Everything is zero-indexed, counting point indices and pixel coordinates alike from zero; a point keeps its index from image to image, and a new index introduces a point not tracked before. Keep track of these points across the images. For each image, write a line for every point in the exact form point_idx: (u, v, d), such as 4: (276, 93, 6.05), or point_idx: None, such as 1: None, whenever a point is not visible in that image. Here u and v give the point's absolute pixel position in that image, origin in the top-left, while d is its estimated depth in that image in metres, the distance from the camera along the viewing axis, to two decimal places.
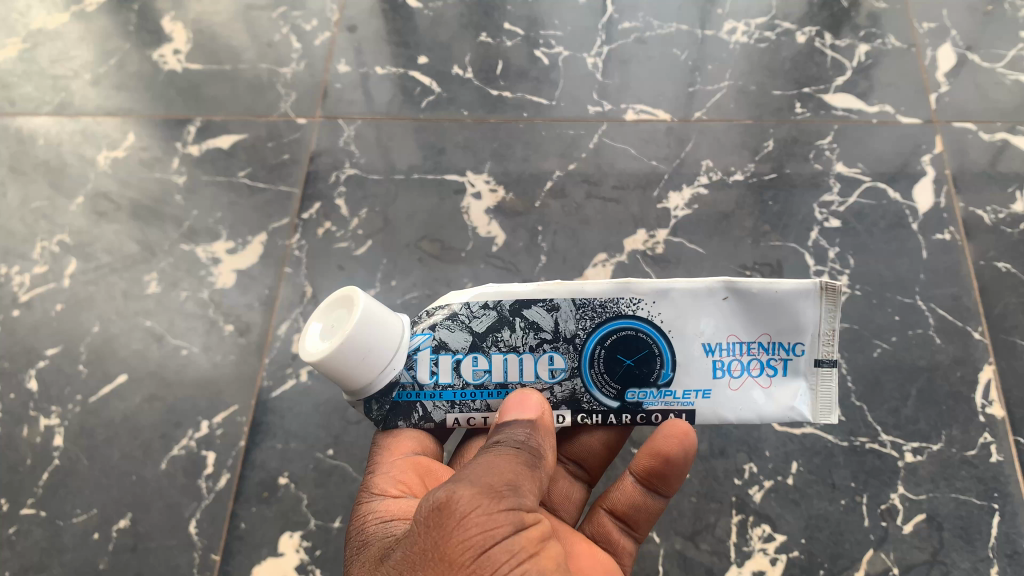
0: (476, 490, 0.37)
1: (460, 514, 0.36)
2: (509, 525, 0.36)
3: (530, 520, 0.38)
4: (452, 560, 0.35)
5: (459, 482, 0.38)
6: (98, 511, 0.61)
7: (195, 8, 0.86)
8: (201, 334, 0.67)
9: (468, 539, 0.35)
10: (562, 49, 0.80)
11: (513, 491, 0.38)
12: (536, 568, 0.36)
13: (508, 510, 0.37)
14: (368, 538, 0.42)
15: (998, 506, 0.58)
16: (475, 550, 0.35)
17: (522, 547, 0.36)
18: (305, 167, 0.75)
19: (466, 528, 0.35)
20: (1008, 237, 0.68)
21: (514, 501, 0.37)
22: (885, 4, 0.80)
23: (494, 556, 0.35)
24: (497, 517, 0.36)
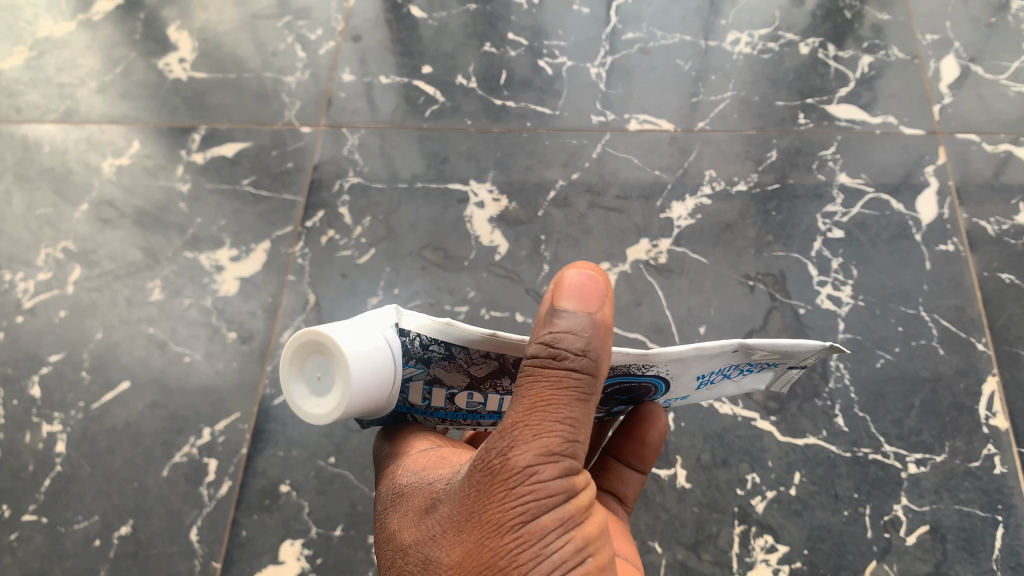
0: (534, 451, 0.35)
1: (514, 482, 0.35)
2: (562, 493, 0.36)
3: (580, 481, 0.37)
4: (497, 525, 0.36)
5: (515, 436, 0.36)
6: (99, 517, 0.61)
7: (201, 17, 0.86)
8: (204, 342, 0.67)
9: (519, 509, 0.35)
10: (565, 59, 0.81)
11: (569, 448, 0.36)
12: (580, 536, 0.37)
13: (563, 476, 0.36)
14: (407, 481, 0.42)
15: (1002, 518, 0.58)
16: (524, 518, 0.35)
17: (571, 513, 0.36)
18: (309, 176, 0.75)
19: (518, 498, 0.35)
20: (1011, 248, 0.68)
21: (569, 463, 0.36)
22: (888, 16, 0.81)
23: (544, 526, 0.36)
24: (551, 486, 0.36)
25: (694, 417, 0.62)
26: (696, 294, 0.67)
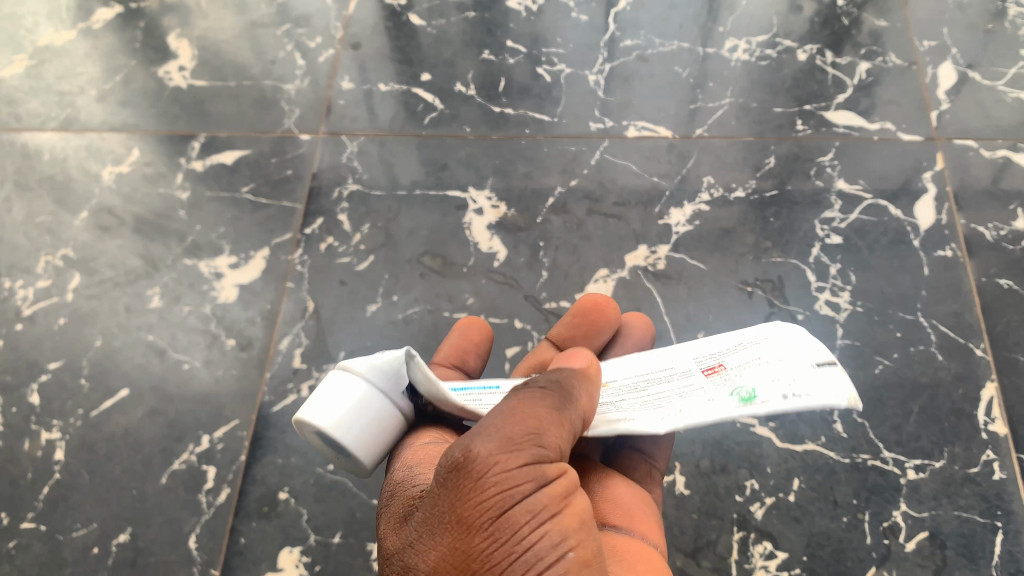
0: (496, 442, 0.35)
1: (478, 474, 0.35)
2: (531, 483, 0.35)
3: (554, 472, 0.36)
4: (468, 524, 0.35)
5: (479, 432, 0.36)
6: (98, 525, 0.61)
7: (201, 26, 0.87)
8: (203, 349, 0.67)
9: (485, 501, 0.35)
10: (564, 67, 0.81)
11: (535, 441, 0.36)
12: (556, 528, 0.35)
13: (529, 465, 0.35)
14: (395, 489, 0.42)
15: (1001, 524, 0.58)
16: (493, 513, 0.34)
17: (543, 506, 0.35)
18: (308, 183, 0.76)
19: (483, 489, 0.35)
20: (1010, 254, 0.68)
21: (535, 454, 0.36)
22: (886, 23, 0.81)
23: (514, 517, 0.34)
24: (517, 474, 0.35)
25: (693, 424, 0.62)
26: (695, 300, 0.67)
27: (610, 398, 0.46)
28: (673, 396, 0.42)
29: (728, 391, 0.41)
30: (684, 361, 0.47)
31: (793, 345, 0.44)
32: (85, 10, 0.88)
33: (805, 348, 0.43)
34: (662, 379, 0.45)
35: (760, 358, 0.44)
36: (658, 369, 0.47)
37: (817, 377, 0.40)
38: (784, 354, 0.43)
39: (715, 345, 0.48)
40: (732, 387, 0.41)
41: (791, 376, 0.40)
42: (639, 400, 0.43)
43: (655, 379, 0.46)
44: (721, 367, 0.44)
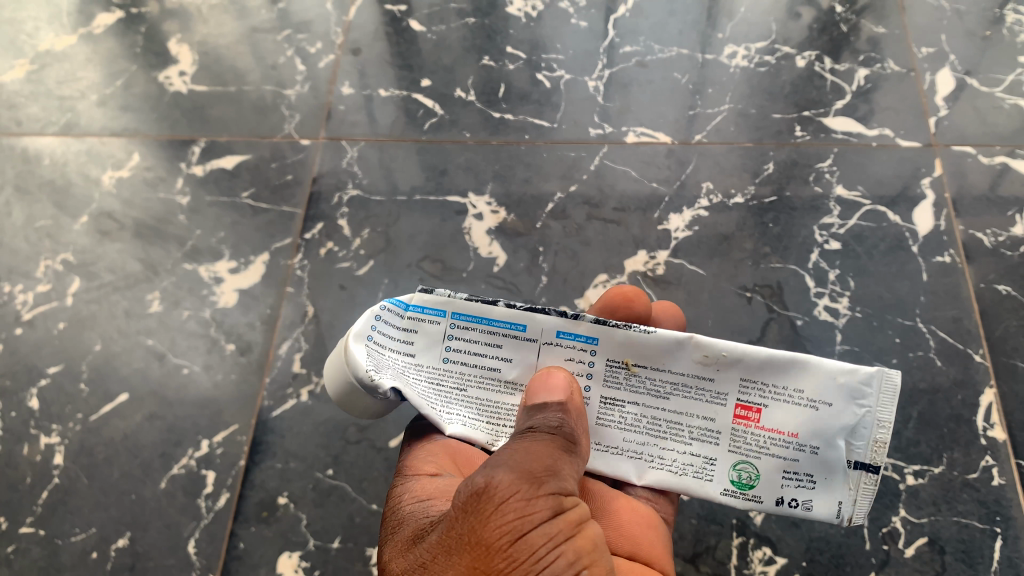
0: (517, 475, 0.37)
1: (499, 501, 0.36)
2: (548, 510, 0.36)
3: (568, 505, 0.38)
4: (488, 545, 0.35)
5: (499, 467, 0.37)
6: (97, 530, 0.61)
7: (201, 31, 0.87)
8: (202, 353, 0.67)
9: (505, 524, 0.35)
10: (563, 72, 0.81)
11: (552, 477, 0.37)
12: (573, 551, 0.36)
13: (547, 495, 0.37)
14: (402, 519, 0.42)
15: (1000, 530, 0.58)
16: (512, 536, 0.35)
17: (559, 531, 0.36)
18: (308, 189, 0.76)
19: (503, 513, 0.35)
20: (1008, 260, 0.68)
21: (553, 487, 0.37)
22: (884, 29, 0.81)
23: (532, 540, 0.35)
24: (536, 502, 0.36)
25: None
26: (693, 306, 0.67)
27: (624, 386, 0.41)
28: (684, 441, 0.41)
29: (736, 466, 0.41)
30: (727, 368, 0.40)
31: (848, 418, 0.40)
32: (85, 14, 0.88)
33: (851, 433, 0.40)
34: (691, 390, 0.41)
35: (801, 426, 0.40)
36: (694, 367, 0.40)
37: (834, 484, 0.41)
38: (827, 432, 0.40)
39: (777, 359, 0.40)
40: (742, 461, 0.41)
41: (809, 475, 0.41)
42: (650, 420, 0.41)
43: (682, 386, 0.41)
44: (757, 413, 0.41)
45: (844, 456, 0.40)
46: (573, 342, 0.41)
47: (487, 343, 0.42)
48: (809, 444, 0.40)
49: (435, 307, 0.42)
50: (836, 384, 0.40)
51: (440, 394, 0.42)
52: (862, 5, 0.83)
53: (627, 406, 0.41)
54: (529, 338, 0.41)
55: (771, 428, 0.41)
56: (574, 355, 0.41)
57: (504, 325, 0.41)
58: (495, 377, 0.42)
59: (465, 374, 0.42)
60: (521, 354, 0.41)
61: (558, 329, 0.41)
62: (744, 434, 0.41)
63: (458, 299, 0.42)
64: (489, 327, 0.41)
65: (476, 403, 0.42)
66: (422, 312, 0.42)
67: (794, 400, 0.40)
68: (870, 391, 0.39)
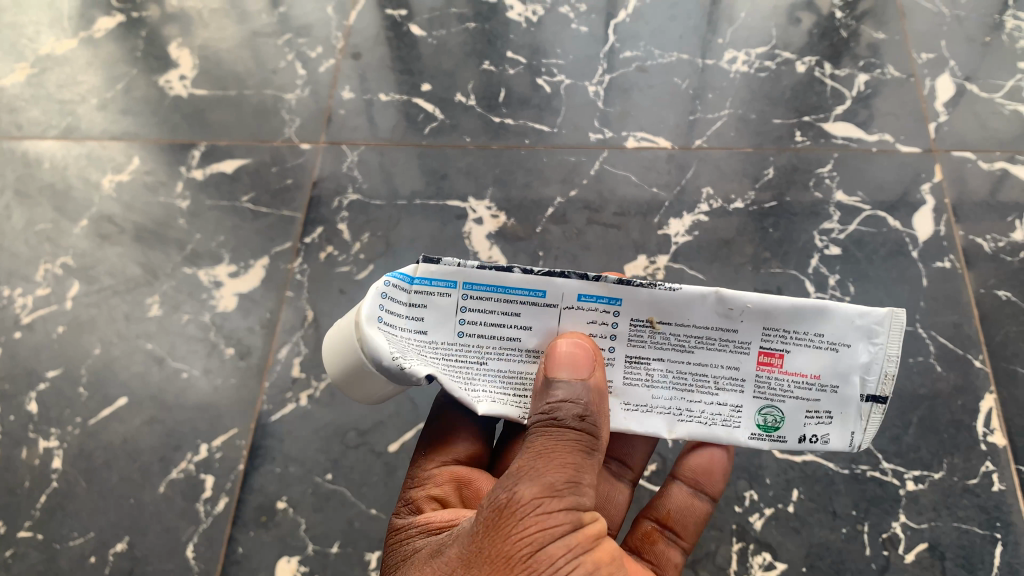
0: (539, 486, 0.37)
1: (521, 514, 0.36)
2: (569, 523, 0.37)
3: (588, 519, 0.38)
4: (508, 557, 0.36)
5: (522, 477, 0.37)
6: (96, 534, 0.61)
7: (202, 35, 0.87)
8: (202, 357, 0.67)
9: (527, 537, 0.36)
10: (564, 77, 0.81)
11: (574, 487, 0.38)
12: (591, 563, 0.37)
13: (568, 508, 0.37)
14: (415, 548, 0.42)
15: (1000, 536, 0.58)
16: (532, 548, 0.36)
17: (577, 542, 0.37)
18: (308, 193, 0.76)
19: (526, 526, 0.36)
20: (1008, 266, 0.68)
21: (574, 499, 0.37)
22: (884, 35, 0.81)
23: (552, 552, 0.36)
24: (557, 515, 0.37)
25: None
26: None
27: (649, 343, 0.40)
28: (711, 392, 0.40)
29: (761, 411, 0.41)
30: (751, 318, 0.39)
31: (863, 356, 0.40)
32: (86, 18, 0.88)
33: (868, 369, 0.40)
34: (714, 342, 0.40)
35: (822, 367, 0.40)
36: (717, 318, 0.39)
37: (849, 416, 0.41)
38: (844, 369, 0.40)
39: (798, 306, 0.39)
40: (767, 405, 0.41)
41: (829, 411, 0.41)
42: (677, 373, 0.40)
43: (707, 338, 0.40)
44: (779, 358, 0.40)
45: (859, 391, 0.40)
46: (595, 304, 0.39)
47: (504, 312, 0.39)
48: (830, 384, 0.40)
49: (444, 279, 0.39)
50: (853, 326, 0.39)
51: (462, 371, 0.40)
52: (862, 10, 0.83)
53: (653, 362, 0.40)
54: (549, 304, 0.39)
55: (794, 371, 0.40)
56: (596, 316, 0.39)
57: (522, 292, 0.39)
58: (516, 347, 0.40)
59: (484, 347, 0.40)
60: (541, 321, 0.39)
61: (579, 291, 0.39)
62: (768, 379, 0.40)
63: (468, 267, 0.39)
64: (505, 295, 0.39)
65: (497, 374, 0.40)
66: (430, 285, 0.39)
67: (816, 343, 0.40)
68: (884, 329, 0.39)
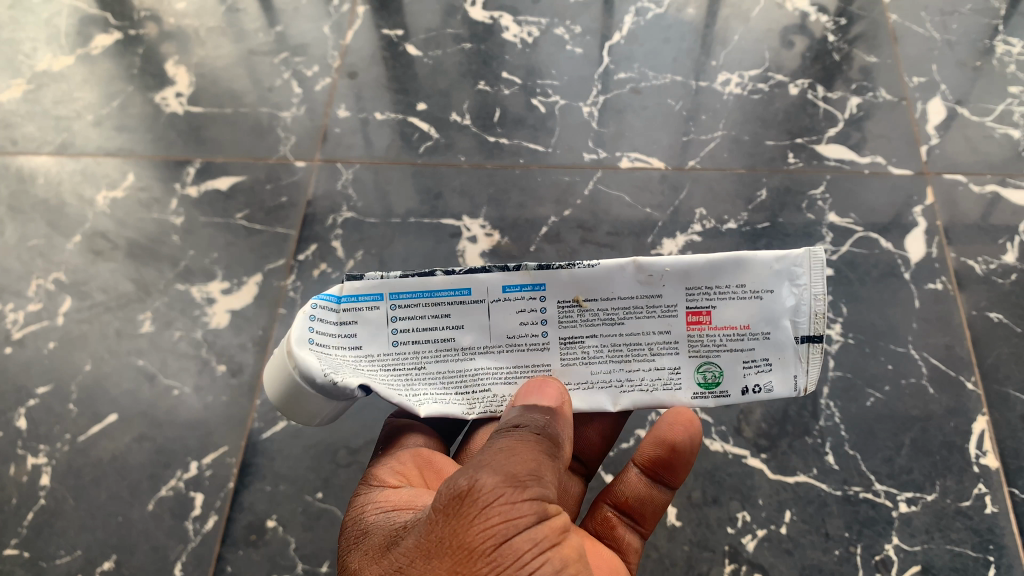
0: (499, 477, 0.36)
1: (484, 502, 0.35)
2: (534, 515, 0.36)
3: (552, 511, 0.37)
4: (471, 549, 0.34)
5: (482, 469, 0.37)
6: (83, 552, 0.60)
7: (199, 53, 0.88)
8: (193, 375, 0.67)
9: (490, 528, 0.35)
10: (559, 98, 0.82)
11: (535, 477, 0.37)
12: (559, 558, 0.35)
13: (532, 499, 0.36)
14: (369, 527, 0.42)
15: (994, 558, 0.57)
16: (496, 540, 0.35)
17: (544, 536, 0.36)
18: (303, 210, 0.76)
19: (488, 517, 0.35)
20: (999, 288, 0.68)
21: (537, 491, 0.37)
22: (876, 59, 0.83)
23: (517, 545, 0.35)
24: (521, 505, 0.36)
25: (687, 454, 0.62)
26: None
27: (580, 321, 0.41)
28: (647, 358, 0.42)
29: (700, 368, 0.42)
30: (671, 281, 0.41)
31: (788, 298, 0.41)
32: (83, 35, 0.89)
33: (797, 311, 0.41)
34: (641, 310, 0.41)
35: (750, 317, 0.41)
36: (639, 287, 0.41)
37: (789, 361, 0.42)
38: (773, 314, 0.41)
39: (714, 261, 0.41)
40: (705, 361, 0.42)
41: (767, 358, 0.42)
42: (612, 347, 0.42)
43: (634, 307, 0.41)
44: (707, 315, 0.41)
45: (793, 334, 0.41)
46: (520, 293, 0.41)
47: (434, 316, 0.41)
48: (761, 331, 0.41)
49: (370, 292, 0.41)
50: (772, 271, 0.41)
51: (403, 377, 0.41)
52: (853, 35, 0.84)
53: (588, 340, 0.42)
54: (477, 300, 0.41)
55: (723, 325, 0.41)
56: (523, 306, 0.41)
57: (448, 293, 0.41)
58: (451, 346, 0.42)
59: (421, 351, 0.42)
60: (471, 318, 0.42)
61: (503, 283, 0.41)
62: (699, 337, 0.41)
63: (391, 278, 0.41)
64: (432, 299, 0.41)
65: (438, 377, 0.42)
66: (357, 302, 0.41)
67: (738, 294, 0.41)
68: (803, 269, 0.41)
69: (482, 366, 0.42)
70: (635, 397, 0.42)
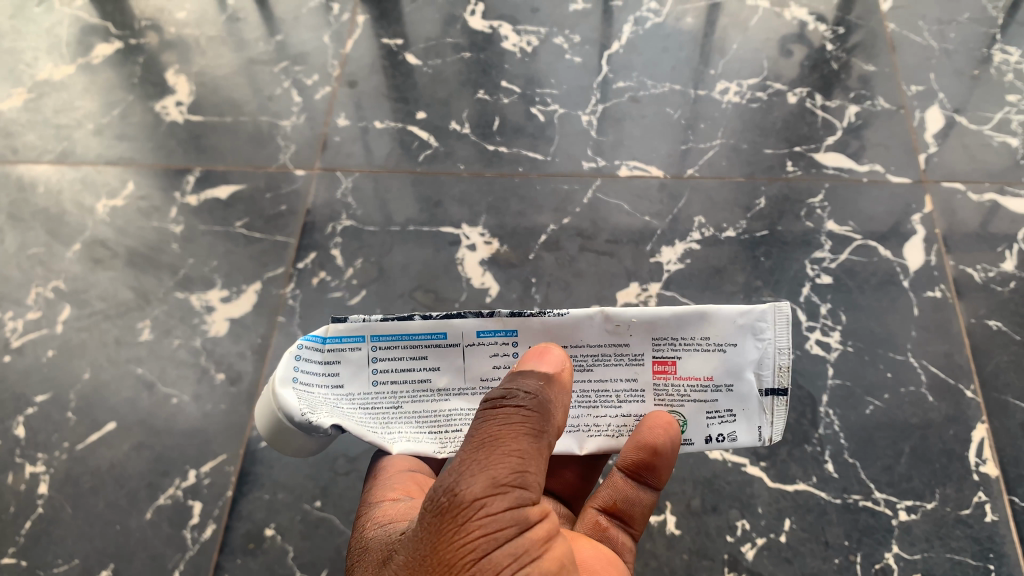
0: (479, 484, 0.35)
1: (465, 517, 0.35)
2: (515, 528, 0.35)
3: (535, 518, 0.37)
4: (452, 565, 0.34)
5: (462, 473, 0.36)
6: (80, 560, 0.60)
7: (199, 62, 0.88)
8: (192, 383, 0.67)
9: (470, 544, 0.35)
10: (558, 107, 0.82)
11: (518, 481, 0.36)
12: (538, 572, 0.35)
13: (514, 509, 0.36)
14: (368, 543, 0.42)
15: (994, 566, 0.57)
16: (476, 555, 0.34)
17: (525, 549, 0.35)
18: (302, 219, 0.76)
19: (468, 533, 0.35)
20: (998, 296, 0.68)
21: (519, 497, 0.36)
22: (874, 67, 0.83)
23: (497, 561, 0.35)
24: (501, 518, 0.35)
25: (685, 464, 0.61)
26: None
27: None
28: (614, 405, 0.42)
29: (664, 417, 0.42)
30: (639, 331, 0.40)
31: (752, 352, 0.41)
32: (84, 44, 0.89)
33: (761, 364, 0.41)
34: (609, 357, 0.41)
35: (714, 368, 0.41)
36: (607, 335, 0.41)
37: (753, 412, 0.42)
38: (736, 367, 0.41)
39: (680, 312, 0.40)
40: (669, 411, 0.42)
41: (730, 409, 0.42)
42: (580, 392, 0.42)
43: (602, 355, 0.41)
44: (673, 365, 0.41)
45: (756, 387, 0.41)
46: (493, 338, 0.41)
47: (412, 357, 0.41)
48: (724, 383, 0.41)
49: (352, 334, 0.41)
50: (736, 325, 0.40)
51: (379, 416, 0.42)
52: (852, 44, 0.85)
53: None
54: (452, 344, 0.41)
55: (688, 375, 0.41)
56: (497, 349, 0.41)
57: (424, 337, 0.41)
58: (428, 387, 0.42)
59: (399, 391, 0.42)
60: (447, 361, 0.41)
61: (477, 329, 0.41)
62: (664, 386, 0.41)
63: (372, 321, 0.41)
64: (411, 342, 0.41)
65: (414, 417, 0.42)
66: (340, 342, 0.41)
67: (703, 346, 0.41)
68: (767, 323, 0.40)
69: (456, 407, 0.42)
70: (601, 442, 0.42)
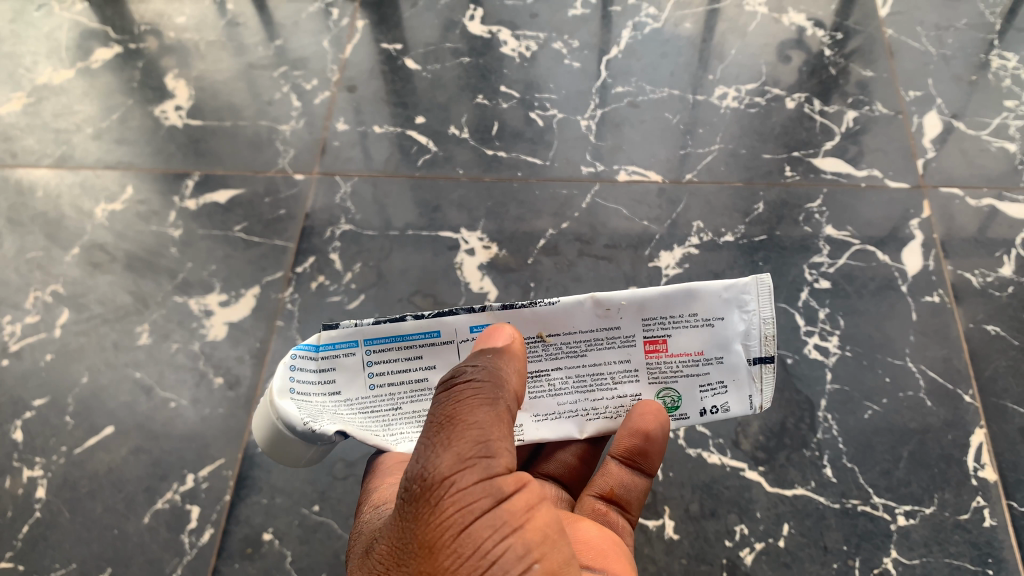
0: (445, 462, 0.36)
1: (437, 495, 0.35)
2: (489, 497, 0.35)
3: (512, 486, 0.36)
4: (433, 544, 0.35)
5: (427, 454, 0.36)
6: (77, 565, 0.60)
7: (198, 67, 0.88)
8: (190, 388, 0.67)
9: (445, 521, 0.35)
10: (556, 112, 0.82)
11: (483, 452, 0.36)
12: (521, 542, 0.35)
13: (483, 480, 0.36)
14: (362, 529, 0.44)
15: (992, 571, 0.57)
16: (454, 530, 0.35)
17: (505, 521, 0.35)
18: (301, 223, 0.76)
19: (441, 511, 0.35)
20: (996, 300, 0.68)
21: (487, 467, 0.36)
22: (872, 72, 0.83)
23: (476, 533, 0.35)
24: (473, 490, 0.35)
25: (682, 467, 0.61)
26: None
27: (544, 355, 0.42)
28: (610, 387, 0.43)
29: (660, 394, 0.43)
30: (628, 313, 0.41)
31: (739, 324, 0.41)
32: (83, 49, 0.90)
33: (748, 335, 0.42)
34: (602, 342, 0.42)
35: (704, 343, 0.42)
36: (598, 320, 0.41)
37: (743, 382, 0.42)
38: (724, 339, 0.42)
39: (666, 292, 0.41)
40: (663, 388, 0.43)
41: (721, 380, 0.42)
42: (576, 377, 0.42)
43: (595, 339, 0.42)
44: (664, 343, 0.42)
45: (745, 356, 0.42)
46: None
47: (407, 358, 0.42)
48: (714, 356, 0.42)
49: (345, 340, 0.42)
50: (722, 299, 0.41)
51: (379, 417, 0.43)
52: (850, 49, 0.85)
53: (553, 371, 0.42)
54: (446, 341, 0.42)
55: (680, 352, 0.42)
56: None
57: (418, 336, 0.42)
58: (425, 385, 0.43)
59: (396, 392, 0.43)
60: (442, 359, 0.42)
61: (470, 324, 0.41)
62: (657, 364, 0.42)
63: (365, 327, 0.41)
64: (405, 343, 0.42)
65: (413, 416, 0.43)
66: (334, 349, 0.42)
67: (691, 323, 0.41)
68: (750, 295, 0.41)
69: None
70: (601, 424, 0.44)
